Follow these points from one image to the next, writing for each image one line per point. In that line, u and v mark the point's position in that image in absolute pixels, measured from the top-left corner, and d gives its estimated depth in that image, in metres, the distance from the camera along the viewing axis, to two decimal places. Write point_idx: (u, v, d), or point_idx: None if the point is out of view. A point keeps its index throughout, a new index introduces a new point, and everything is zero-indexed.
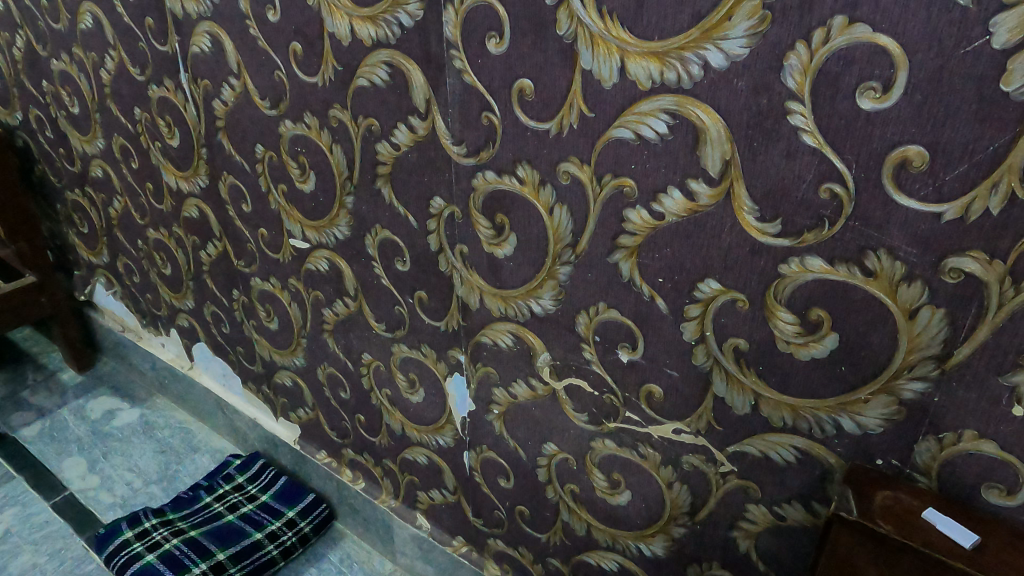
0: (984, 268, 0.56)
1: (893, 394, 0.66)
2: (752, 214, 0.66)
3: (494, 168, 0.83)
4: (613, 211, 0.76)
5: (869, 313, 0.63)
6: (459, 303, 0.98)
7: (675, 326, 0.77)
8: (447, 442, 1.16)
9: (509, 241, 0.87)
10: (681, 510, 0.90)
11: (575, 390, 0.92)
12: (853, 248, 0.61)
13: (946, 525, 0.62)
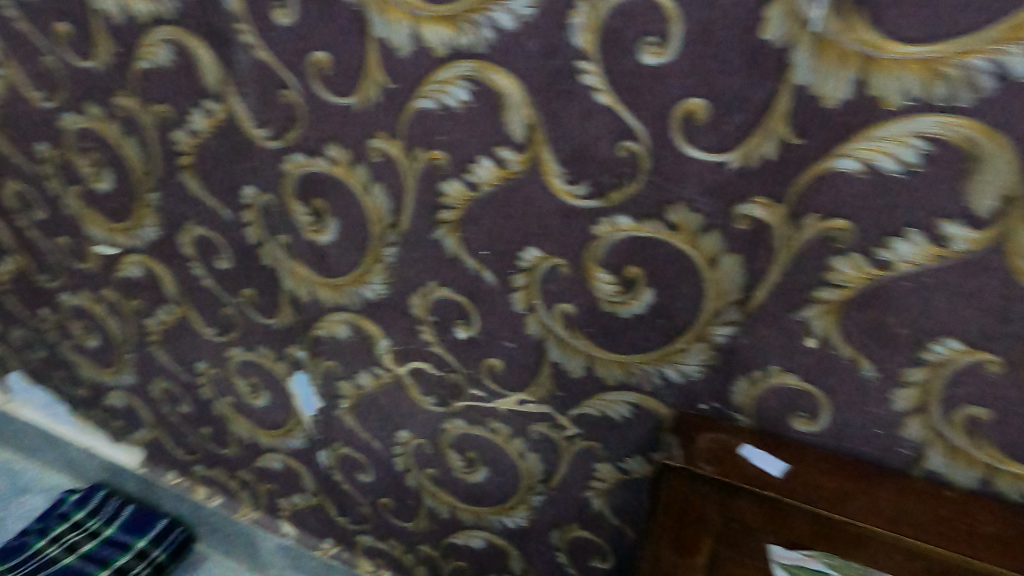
0: (768, 211, 0.59)
1: (707, 341, 0.69)
2: (560, 178, 0.66)
3: (302, 150, 0.78)
4: (429, 185, 0.73)
5: (677, 265, 0.65)
6: (288, 297, 0.92)
7: (505, 297, 0.77)
8: (300, 444, 1.10)
9: (329, 227, 0.82)
10: (536, 478, 0.91)
11: (420, 373, 0.89)
12: (655, 203, 0.63)
13: (760, 459, 0.66)
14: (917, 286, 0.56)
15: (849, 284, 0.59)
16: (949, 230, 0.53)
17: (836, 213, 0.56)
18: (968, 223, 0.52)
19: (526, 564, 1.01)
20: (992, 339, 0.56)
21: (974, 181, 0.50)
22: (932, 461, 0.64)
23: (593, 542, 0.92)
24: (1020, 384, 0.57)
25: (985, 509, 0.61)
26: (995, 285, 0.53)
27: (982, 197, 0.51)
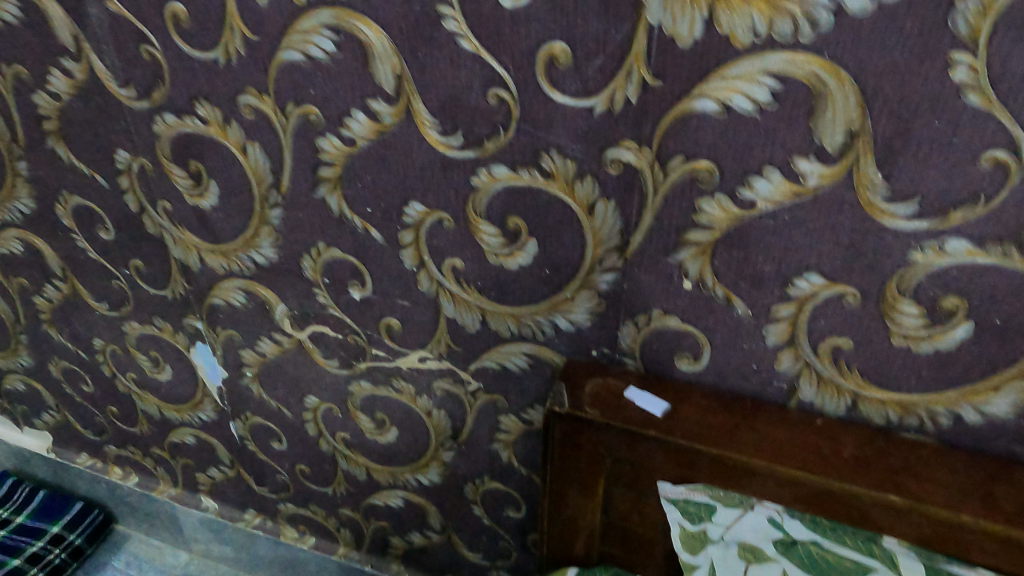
0: (636, 156, 0.59)
1: (592, 288, 0.69)
2: (434, 129, 0.64)
3: (172, 110, 0.74)
4: (305, 142, 0.70)
5: (556, 214, 0.65)
6: (179, 266, 0.89)
7: (395, 255, 0.75)
8: (209, 417, 1.09)
9: (210, 191, 0.79)
10: (445, 434, 0.91)
11: (320, 337, 0.88)
12: (530, 151, 0.62)
13: (643, 400, 0.68)
14: (778, 224, 0.58)
15: (716, 225, 0.60)
16: (802, 167, 0.54)
17: (699, 155, 0.57)
18: (818, 160, 0.53)
19: (444, 518, 1.03)
20: (849, 272, 0.58)
21: (821, 117, 0.52)
22: (805, 392, 0.67)
23: (505, 493, 0.94)
24: (877, 315, 0.59)
25: (850, 434, 0.65)
26: (847, 219, 0.55)
27: (829, 134, 0.52)
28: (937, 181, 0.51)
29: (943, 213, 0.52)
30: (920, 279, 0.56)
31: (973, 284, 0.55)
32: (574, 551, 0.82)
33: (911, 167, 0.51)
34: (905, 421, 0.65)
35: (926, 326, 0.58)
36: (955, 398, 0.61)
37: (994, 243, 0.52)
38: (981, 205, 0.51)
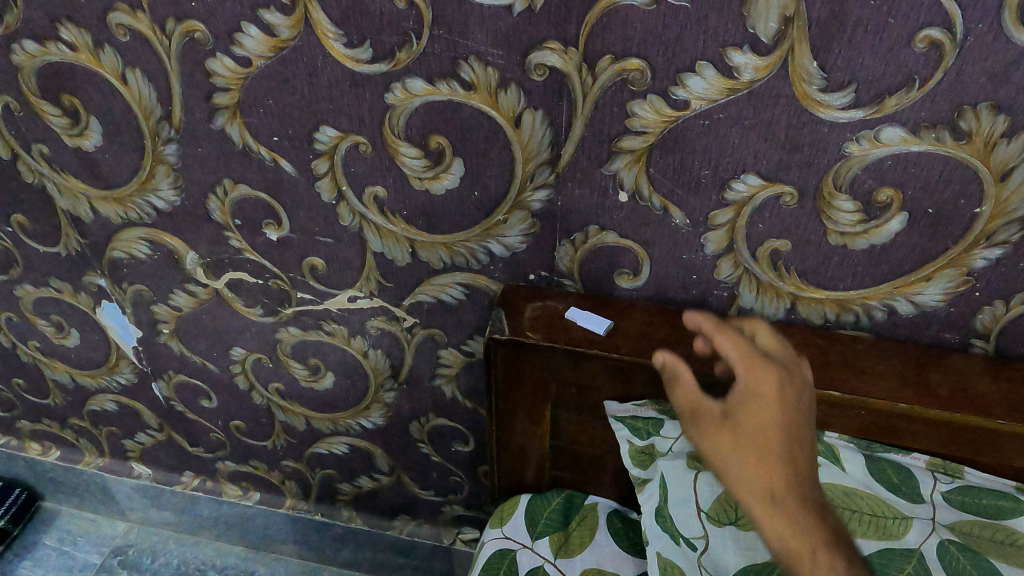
0: (562, 58, 0.54)
1: (525, 208, 0.66)
2: (338, 41, 0.58)
3: (31, 36, 0.64)
4: (193, 65, 0.62)
5: (481, 130, 0.61)
6: (69, 218, 0.80)
7: (310, 187, 0.69)
8: (128, 380, 1.02)
9: (91, 129, 0.70)
10: (384, 375, 0.88)
11: (238, 284, 0.82)
12: (447, 60, 0.57)
13: (585, 319, 0.66)
14: (713, 124, 0.55)
15: (651, 130, 0.57)
16: (736, 60, 0.51)
17: (628, 53, 0.53)
18: (752, 51, 0.50)
19: (392, 459, 1.01)
20: (786, 170, 0.56)
21: (754, 3, 0.48)
22: (745, 299, 0.67)
23: (451, 428, 0.92)
24: (814, 213, 0.58)
25: (790, 335, 0.65)
26: (783, 113, 0.53)
27: (762, 21, 0.49)
28: (872, 66, 0.49)
29: (878, 101, 0.51)
30: (855, 172, 0.55)
31: (908, 173, 0.54)
32: (526, 477, 0.81)
33: (847, 52, 0.49)
34: (842, 319, 0.65)
35: (862, 221, 0.57)
36: (890, 292, 0.62)
37: (927, 130, 0.51)
38: (915, 89, 0.49)
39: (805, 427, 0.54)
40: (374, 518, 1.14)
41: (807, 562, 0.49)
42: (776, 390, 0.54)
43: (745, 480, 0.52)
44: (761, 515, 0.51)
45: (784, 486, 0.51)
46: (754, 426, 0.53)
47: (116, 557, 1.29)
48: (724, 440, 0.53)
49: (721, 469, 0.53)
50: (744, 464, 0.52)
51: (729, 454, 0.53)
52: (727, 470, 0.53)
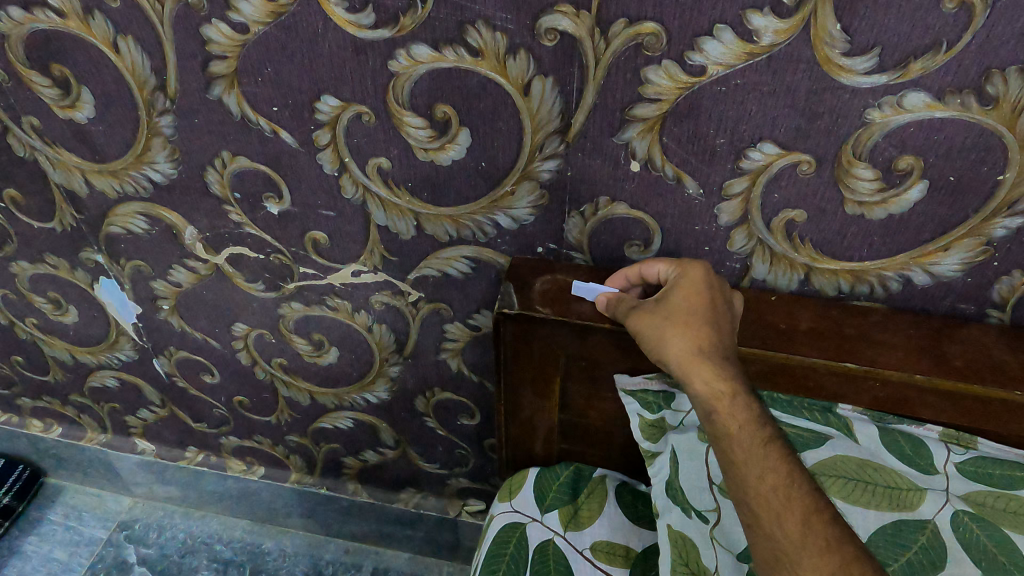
0: (574, 22, 0.52)
1: (533, 179, 0.64)
2: (339, 6, 0.55)
3: (16, 2, 0.61)
4: (187, 32, 0.60)
5: (488, 98, 0.59)
6: (63, 193, 0.78)
7: (312, 159, 0.67)
8: (129, 357, 1.01)
9: (83, 100, 0.67)
10: (389, 350, 0.87)
11: (239, 259, 0.80)
12: (453, 25, 0.54)
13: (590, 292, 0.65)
14: (730, 90, 0.53)
15: (665, 97, 0.55)
16: (756, 23, 0.49)
17: (643, 17, 0.51)
18: (773, 14, 0.48)
19: (397, 434, 1.01)
20: (804, 138, 0.55)
21: None
22: (757, 270, 0.65)
23: (457, 402, 0.92)
24: (831, 182, 0.57)
25: (804, 307, 0.64)
26: (803, 79, 0.51)
27: None
28: (898, 29, 0.47)
29: (903, 65, 0.49)
30: (876, 140, 0.53)
31: (931, 140, 0.52)
32: (535, 450, 0.81)
33: (872, 15, 0.47)
34: (856, 290, 0.64)
35: (880, 189, 0.56)
36: (906, 262, 0.61)
37: (953, 95, 0.49)
38: (942, 53, 0.47)
39: (726, 298, 0.59)
40: (380, 491, 1.15)
41: (727, 404, 0.55)
42: (701, 274, 0.59)
43: (673, 348, 0.56)
44: (694, 373, 0.56)
45: (712, 346, 0.56)
46: (683, 302, 0.57)
47: (122, 531, 1.30)
48: (652, 313, 0.58)
49: (647, 340, 0.57)
50: (670, 333, 0.57)
51: (656, 328, 0.57)
52: (656, 341, 0.57)
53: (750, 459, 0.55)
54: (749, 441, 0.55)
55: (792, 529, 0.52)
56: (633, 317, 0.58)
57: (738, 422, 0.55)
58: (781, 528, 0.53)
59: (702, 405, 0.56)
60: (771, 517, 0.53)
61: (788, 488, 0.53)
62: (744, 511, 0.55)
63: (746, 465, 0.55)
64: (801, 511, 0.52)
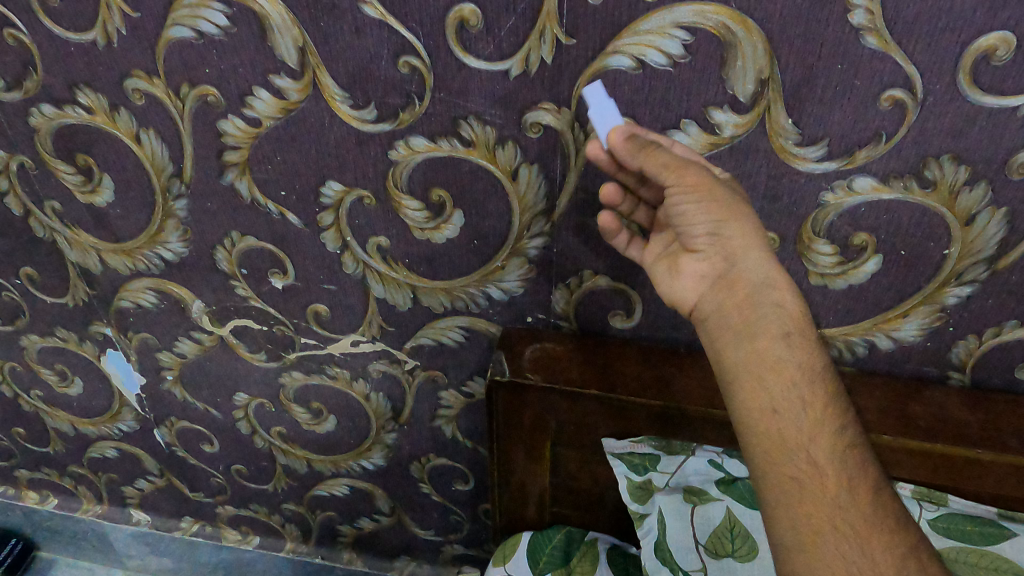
0: (556, 117, 0.58)
1: (522, 254, 0.69)
2: (344, 103, 0.61)
3: (48, 100, 0.67)
4: (205, 126, 0.65)
5: (480, 182, 0.64)
6: (78, 270, 0.83)
7: (316, 239, 0.72)
8: (131, 427, 1.03)
9: (104, 186, 0.73)
10: (385, 417, 0.90)
11: (243, 331, 0.84)
12: (447, 120, 0.60)
13: (602, 107, 0.52)
14: None
15: None
16: (718, 118, 0.55)
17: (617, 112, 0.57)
18: (732, 110, 0.54)
19: (393, 500, 1.02)
20: (767, 217, 0.60)
21: (732, 67, 0.52)
22: None
23: (451, 467, 0.94)
24: (795, 256, 0.62)
25: None
26: (763, 166, 0.57)
27: (740, 83, 0.53)
28: (842, 123, 0.53)
29: (849, 153, 0.55)
30: (831, 218, 0.59)
31: (880, 218, 0.58)
32: (527, 514, 0.83)
33: (818, 110, 0.53)
34: (826, 354, 0.69)
35: (840, 262, 0.61)
36: (870, 328, 0.65)
37: (896, 179, 0.55)
38: (882, 143, 0.53)
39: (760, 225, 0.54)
40: (374, 559, 1.15)
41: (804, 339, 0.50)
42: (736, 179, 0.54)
43: (748, 235, 0.49)
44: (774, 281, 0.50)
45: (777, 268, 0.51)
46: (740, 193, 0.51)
47: None
48: (718, 180, 0.50)
49: (725, 210, 0.49)
50: (749, 220, 0.50)
51: (730, 204, 0.49)
52: (731, 217, 0.49)
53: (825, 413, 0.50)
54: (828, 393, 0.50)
55: (862, 506, 0.48)
56: (693, 165, 0.49)
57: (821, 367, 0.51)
58: (850, 496, 0.48)
59: (783, 324, 0.49)
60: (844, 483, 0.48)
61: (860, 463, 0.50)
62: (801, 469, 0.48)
63: (825, 420, 0.49)
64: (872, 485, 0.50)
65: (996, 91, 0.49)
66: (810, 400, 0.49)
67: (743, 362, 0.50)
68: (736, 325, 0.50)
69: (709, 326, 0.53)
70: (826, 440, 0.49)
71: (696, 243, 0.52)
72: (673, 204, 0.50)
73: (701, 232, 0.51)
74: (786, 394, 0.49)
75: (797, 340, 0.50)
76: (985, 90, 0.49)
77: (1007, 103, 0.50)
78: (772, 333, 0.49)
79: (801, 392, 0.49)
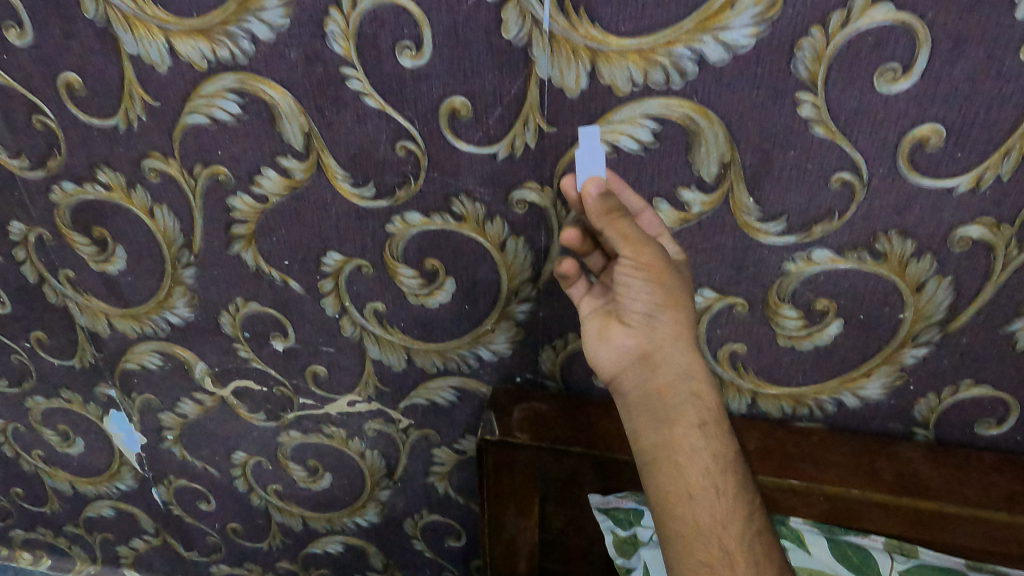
0: (540, 195, 0.64)
1: (510, 318, 0.73)
2: (346, 182, 0.66)
3: (70, 178, 0.72)
4: (215, 201, 0.71)
5: (470, 252, 0.69)
6: (86, 334, 0.86)
7: (316, 304, 0.77)
8: (129, 486, 1.05)
9: (117, 255, 0.77)
10: (380, 474, 0.93)
11: (244, 392, 0.88)
12: (440, 197, 0.66)
13: (588, 147, 0.56)
14: None
15: None
16: (686, 196, 0.61)
17: None
18: (699, 189, 0.60)
19: (386, 557, 1.04)
20: (735, 284, 0.65)
21: (697, 152, 0.58)
22: None
23: (444, 524, 0.96)
24: (763, 319, 0.67)
25: (752, 428, 0.72)
26: (729, 238, 0.62)
27: (705, 166, 0.58)
28: (798, 201, 0.59)
29: (807, 228, 0.60)
30: (795, 285, 0.64)
31: (839, 285, 0.63)
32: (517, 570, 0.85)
33: (776, 190, 0.58)
34: (798, 412, 0.73)
35: (805, 325, 0.66)
36: (837, 386, 0.70)
37: (850, 251, 0.60)
38: (836, 219, 0.59)
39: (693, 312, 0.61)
40: None
41: (712, 429, 0.58)
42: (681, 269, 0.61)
43: (673, 323, 0.57)
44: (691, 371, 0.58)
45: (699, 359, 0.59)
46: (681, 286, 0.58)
47: None
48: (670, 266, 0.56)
49: (662, 296, 0.56)
50: (684, 311, 0.57)
51: (672, 293, 0.56)
52: (670, 306, 0.56)
53: (727, 494, 0.58)
54: (729, 480, 0.59)
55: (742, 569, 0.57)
56: (651, 246, 0.53)
57: (723, 453, 0.59)
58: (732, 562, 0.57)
59: (696, 413, 0.58)
60: (729, 552, 0.57)
61: (757, 537, 0.59)
62: (708, 543, 0.57)
63: (725, 499, 0.58)
64: (759, 555, 0.58)
65: (932, 174, 0.55)
66: (724, 490, 0.58)
67: (661, 443, 0.58)
68: (658, 410, 0.58)
69: (631, 395, 0.59)
70: (733, 524, 0.58)
71: (631, 318, 0.58)
72: (623, 272, 0.55)
73: (640, 310, 0.57)
74: (701, 480, 0.58)
75: (712, 430, 0.58)
76: (923, 172, 0.55)
77: (942, 184, 0.55)
78: (689, 420, 0.58)
79: (717, 476, 0.58)
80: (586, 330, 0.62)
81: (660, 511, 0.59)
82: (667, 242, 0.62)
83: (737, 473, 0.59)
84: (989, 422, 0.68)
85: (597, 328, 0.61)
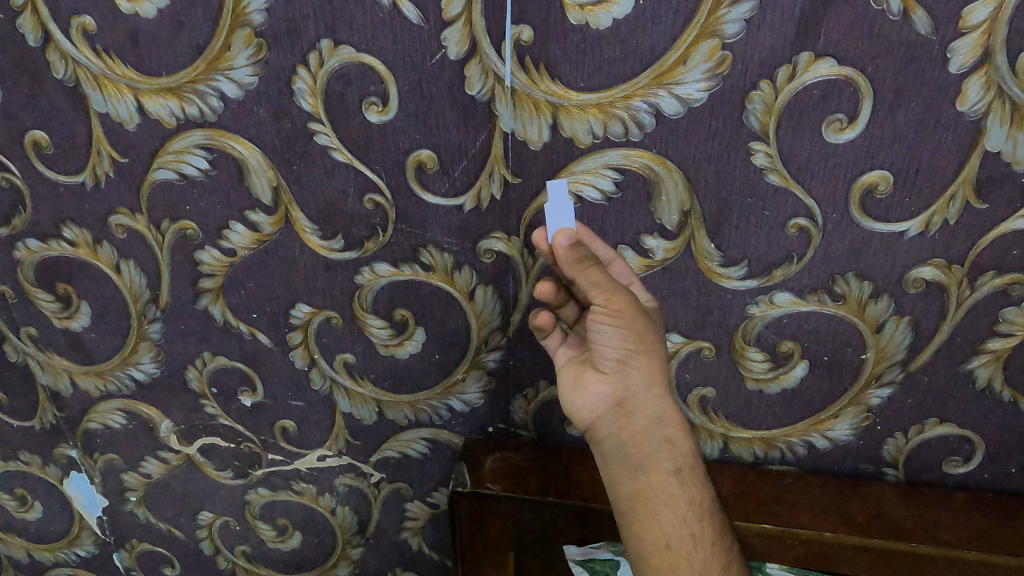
0: (507, 244, 0.64)
1: (481, 367, 0.73)
2: (314, 234, 0.67)
3: (34, 235, 0.71)
4: (182, 256, 0.70)
5: (439, 302, 0.69)
6: (48, 393, 0.84)
7: (285, 357, 0.76)
8: (89, 552, 1.01)
9: (81, 311, 0.76)
10: (351, 531, 0.90)
11: (211, 449, 0.86)
12: (408, 248, 0.66)
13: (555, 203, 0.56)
14: None
15: None
16: (649, 244, 0.62)
17: None
18: (661, 237, 0.61)
19: None
20: (701, 328, 0.66)
21: (658, 201, 0.59)
22: None
23: None
24: (731, 363, 0.67)
25: (725, 472, 0.72)
26: (693, 284, 0.63)
27: (666, 214, 0.60)
28: (757, 246, 0.60)
29: (767, 272, 0.61)
30: (759, 329, 0.65)
31: (802, 327, 0.64)
32: None
33: (736, 236, 0.60)
34: (770, 455, 0.73)
35: (771, 368, 0.67)
36: (807, 428, 0.70)
37: (811, 293, 0.62)
38: (795, 263, 0.60)
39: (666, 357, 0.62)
40: None
41: (688, 475, 0.58)
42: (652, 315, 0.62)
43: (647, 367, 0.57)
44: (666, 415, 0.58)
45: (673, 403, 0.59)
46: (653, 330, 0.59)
47: None
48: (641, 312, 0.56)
49: (635, 342, 0.56)
50: (655, 357, 0.57)
51: (644, 341, 0.56)
52: (642, 352, 0.57)
53: (706, 541, 0.58)
54: (707, 528, 0.58)
55: None
56: (620, 294, 0.54)
57: (700, 500, 0.59)
58: None
59: (671, 458, 0.58)
60: None
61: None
62: None
63: (703, 547, 0.57)
64: None
65: (883, 219, 0.57)
66: (701, 537, 0.58)
67: (638, 491, 0.58)
68: (634, 458, 0.58)
69: (606, 443, 0.59)
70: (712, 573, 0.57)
71: (604, 365, 0.58)
72: (595, 321, 0.56)
73: (614, 358, 0.57)
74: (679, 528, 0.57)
75: (686, 477, 0.58)
76: (874, 217, 0.57)
77: (892, 228, 0.57)
78: (664, 468, 0.58)
79: (694, 524, 0.58)
80: (562, 380, 0.62)
81: (638, 562, 0.58)
82: (638, 290, 0.62)
83: (713, 521, 0.59)
84: (957, 461, 0.69)
85: (573, 377, 0.61)
